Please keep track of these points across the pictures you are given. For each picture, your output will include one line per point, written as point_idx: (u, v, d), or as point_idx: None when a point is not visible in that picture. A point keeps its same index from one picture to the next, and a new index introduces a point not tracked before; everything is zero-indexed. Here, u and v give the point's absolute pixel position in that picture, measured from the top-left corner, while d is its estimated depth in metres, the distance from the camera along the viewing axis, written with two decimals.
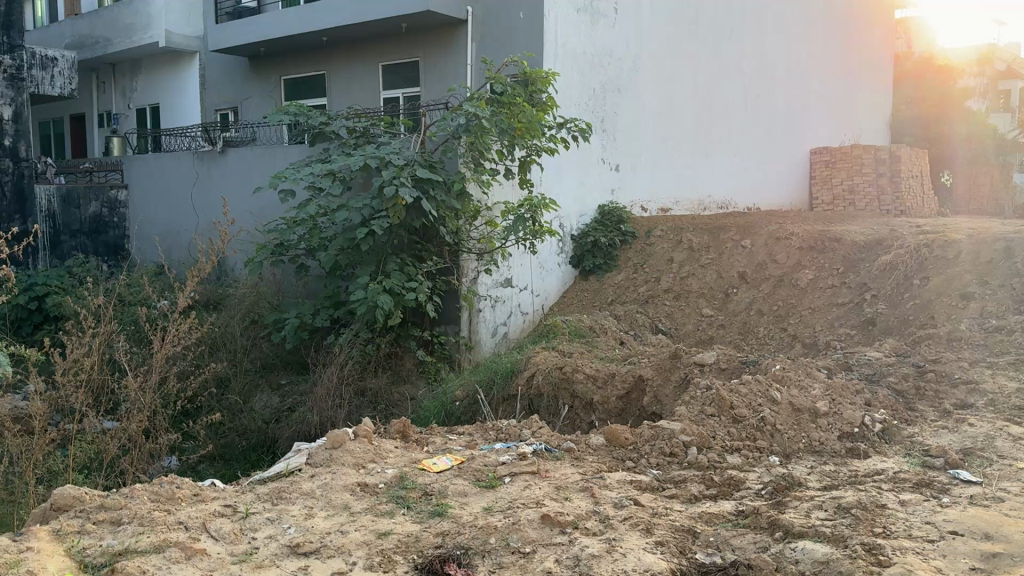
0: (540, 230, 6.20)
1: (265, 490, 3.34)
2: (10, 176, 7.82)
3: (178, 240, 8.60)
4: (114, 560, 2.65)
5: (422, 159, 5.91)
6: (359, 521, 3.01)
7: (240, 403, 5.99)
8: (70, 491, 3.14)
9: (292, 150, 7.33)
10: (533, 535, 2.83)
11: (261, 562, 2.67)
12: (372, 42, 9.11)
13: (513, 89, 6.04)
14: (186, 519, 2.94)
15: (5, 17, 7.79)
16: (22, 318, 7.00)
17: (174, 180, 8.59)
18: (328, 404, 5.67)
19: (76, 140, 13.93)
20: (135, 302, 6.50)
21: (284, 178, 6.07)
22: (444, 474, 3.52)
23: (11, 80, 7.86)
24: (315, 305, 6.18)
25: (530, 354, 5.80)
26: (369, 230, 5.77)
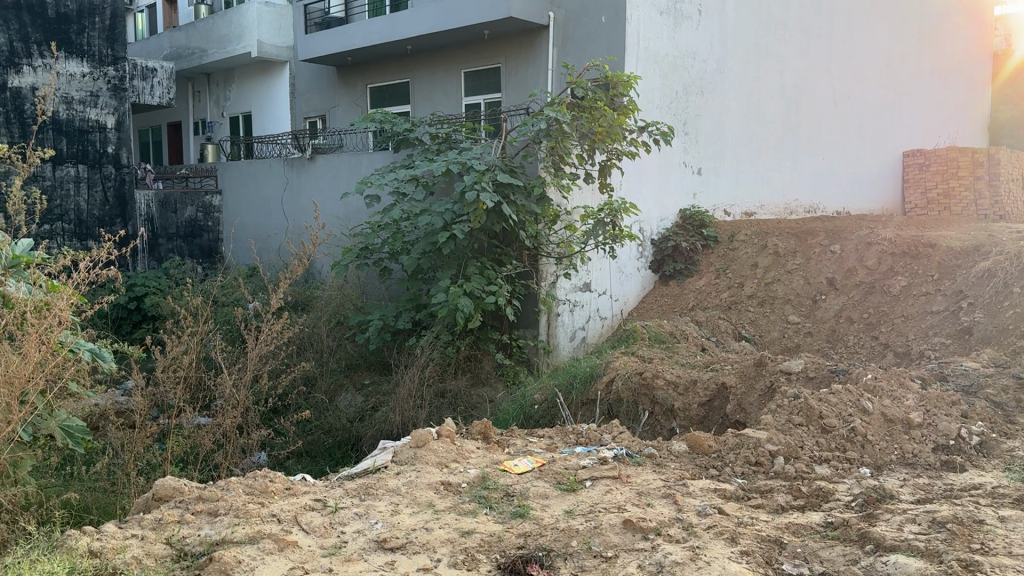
0: (620, 234, 6.15)
1: (352, 487, 3.43)
2: (113, 182, 8.21)
3: (269, 244, 8.92)
4: (211, 549, 2.75)
5: (503, 164, 5.96)
6: (443, 519, 3.06)
7: (326, 402, 6.15)
8: (170, 481, 3.31)
9: (376, 156, 7.51)
10: (615, 540, 2.82)
11: (350, 556, 2.74)
12: (455, 49, 9.26)
13: (594, 93, 6.04)
14: (278, 512, 3.05)
15: (110, 30, 8.16)
16: (122, 317, 7.36)
17: (265, 186, 8.90)
18: (410, 405, 5.75)
19: (172, 146, 14.61)
20: (228, 303, 6.77)
21: (369, 183, 6.22)
22: (525, 476, 3.54)
23: (115, 89, 8.21)
24: (397, 308, 6.31)
25: (609, 359, 5.79)
26: (450, 234, 5.86)
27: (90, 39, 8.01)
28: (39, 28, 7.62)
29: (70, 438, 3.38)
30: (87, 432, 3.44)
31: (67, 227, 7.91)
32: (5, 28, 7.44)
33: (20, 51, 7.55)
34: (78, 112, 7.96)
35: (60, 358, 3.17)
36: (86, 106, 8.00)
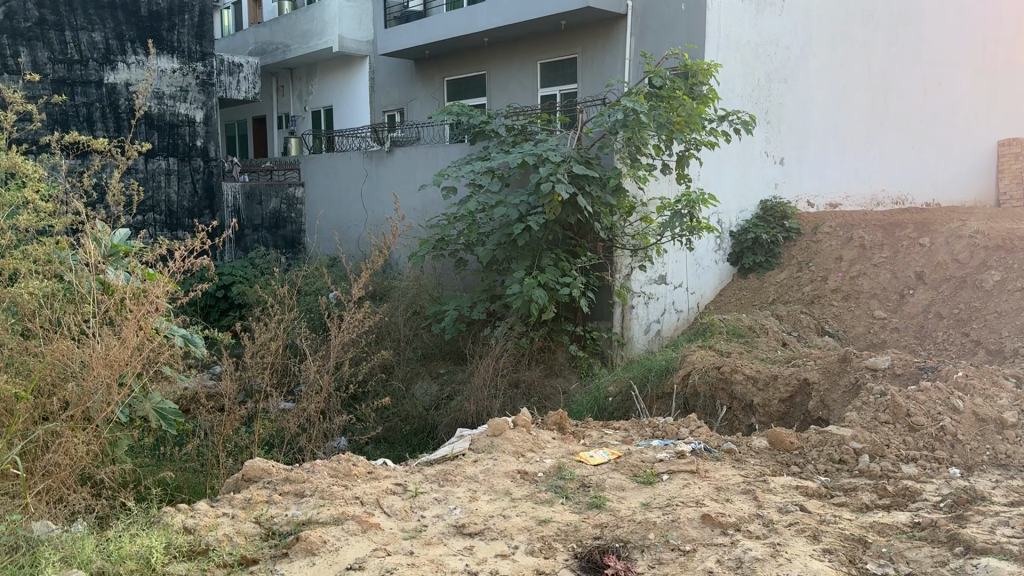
0: (698, 226, 6.06)
1: (431, 472, 3.51)
2: (201, 175, 8.52)
3: (349, 235, 9.13)
4: (298, 529, 2.85)
5: (579, 155, 5.95)
6: (520, 507, 3.09)
7: (403, 389, 6.25)
8: (259, 462, 3.45)
9: (453, 149, 7.59)
10: (694, 534, 2.80)
11: (430, 539, 2.80)
12: (532, 41, 9.29)
13: (672, 82, 5.96)
14: (361, 495, 3.14)
15: (198, 27, 8.42)
16: (211, 304, 7.64)
17: (345, 178, 9.10)
18: (484, 395, 5.76)
19: (258, 139, 15.08)
20: (311, 291, 6.97)
21: (446, 175, 6.30)
22: (601, 467, 3.55)
23: (203, 85, 8.49)
24: (472, 299, 6.37)
25: (686, 352, 5.73)
26: (525, 225, 5.88)
27: (181, 35, 8.28)
28: (133, 26, 7.93)
29: (163, 420, 3.53)
30: (179, 414, 3.59)
31: (159, 218, 8.24)
32: (101, 26, 7.75)
33: (115, 48, 7.85)
34: (169, 107, 8.26)
35: (156, 342, 3.30)
36: (176, 101, 8.30)
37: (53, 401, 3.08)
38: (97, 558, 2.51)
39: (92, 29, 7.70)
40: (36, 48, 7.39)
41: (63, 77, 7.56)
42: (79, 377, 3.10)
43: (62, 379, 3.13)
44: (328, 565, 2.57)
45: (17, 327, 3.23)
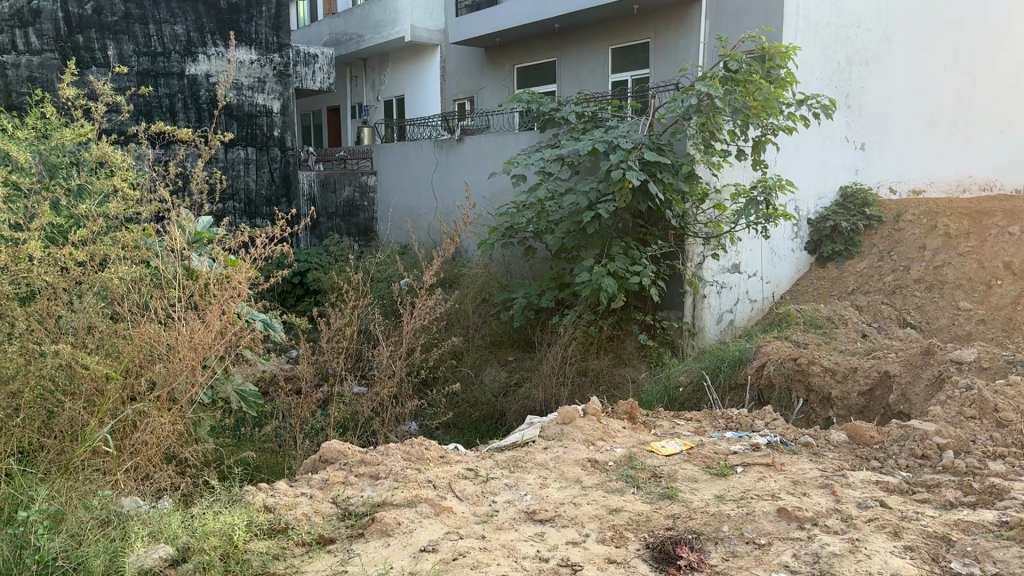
0: (774, 213, 5.92)
1: (501, 458, 3.53)
2: (278, 164, 8.72)
3: (419, 223, 9.22)
4: (374, 510, 2.90)
5: (651, 142, 5.87)
6: (591, 495, 3.09)
7: (472, 375, 6.29)
8: (335, 444, 3.54)
9: (523, 136, 7.58)
10: (769, 527, 2.75)
11: (501, 524, 2.82)
12: (603, 27, 9.72)
13: (749, 66, 5.83)
14: (434, 479, 3.18)
15: (275, 18, 8.53)
16: (287, 290, 7.83)
17: (417, 166, 9.20)
18: (554, 383, 5.79)
19: (332, 129, 15.40)
20: (383, 278, 7.09)
21: (516, 163, 6.31)
22: (673, 457, 3.52)
23: (280, 75, 8.63)
24: (541, 286, 6.38)
25: (761, 343, 5.61)
26: (595, 213, 5.85)
27: (258, 27, 8.43)
28: (213, 18, 8.11)
29: (244, 401, 3.69)
30: (259, 396, 3.74)
31: (238, 206, 8.47)
32: (183, 19, 7.94)
33: (196, 41, 8.05)
34: (247, 98, 8.44)
35: (237, 327, 3.40)
36: (255, 92, 8.47)
37: (141, 382, 3.19)
38: (183, 533, 2.60)
39: (174, 22, 7.90)
40: (122, 41, 7.63)
41: (147, 69, 7.80)
42: (165, 359, 3.20)
43: (149, 361, 3.23)
44: (402, 547, 2.61)
45: (107, 310, 3.35)
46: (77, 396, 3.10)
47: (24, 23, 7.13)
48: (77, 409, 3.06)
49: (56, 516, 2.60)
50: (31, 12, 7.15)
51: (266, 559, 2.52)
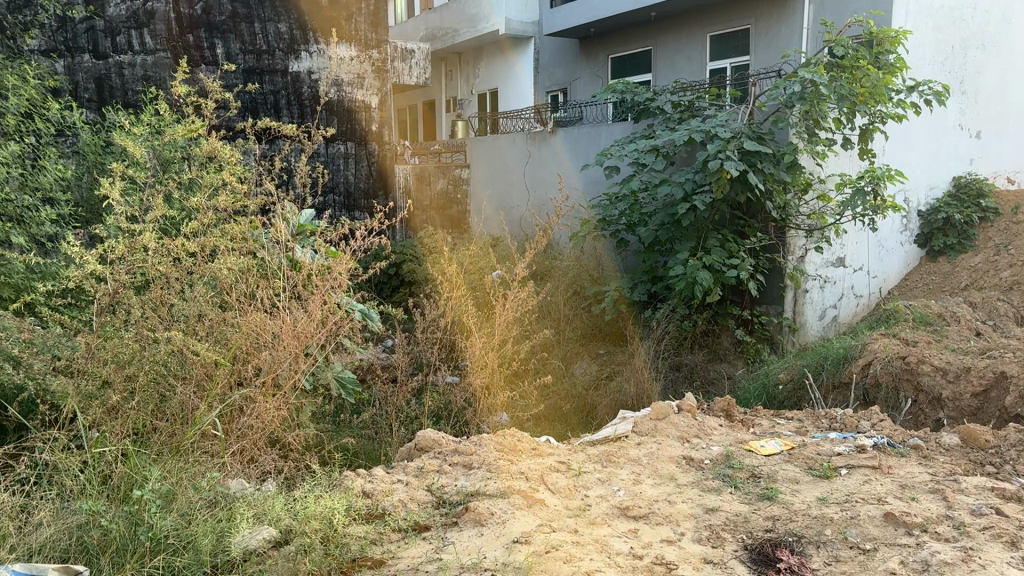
0: (883, 205, 5.66)
1: (593, 452, 3.52)
2: (376, 158, 8.93)
3: (512, 215, 9.23)
4: (467, 500, 2.93)
5: (751, 131, 5.69)
6: (686, 493, 3.03)
7: (563, 367, 6.18)
8: (431, 433, 3.63)
9: (616, 127, 7.49)
10: (875, 532, 2.64)
11: (594, 519, 2.80)
12: (699, 15, 10.02)
13: (856, 51, 5.59)
14: (526, 471, 3.19)
15: (374, 14, 8.69)
16: (384, 281, 8.00)
17: (511, 159, 9.24)
18: (645, 376, 5.54)
19: (427, 123, 15.73)
20: (476, 270, 7.17)
21: (609, 155, 6.27)
22: (773, 458, 3.42)
23: (377, 71, 8.80)
24: (633, 279, 6.31)
25: (867, 340, 5.39)
26: (691, 205, 5.74)
27: (358, 24, 8.60)
28: (315, 16, 8.31)
29: (343, 389, 3.85)
30: (357, 383, 3.90)
31: (338, 199, 8.69)
32: (286, 17, 8.17)
33: (299, 38, 8.27)
34: (347, 94, 8.62)
35: (338, 317, 3.49)
36: (354, 88, 8.64)
37: (248, 368, 3.32)
38: (286, 516, 2.70)
39: (278, 20, 8.14)
40: (229, 40, 7.93)
41: (252, 67, 8.08)
42: (271, 346, 3.31)
43: (255, 348, 3.35)
44: (495, 537, 2.63)
45: (217, 300, 3.52)
46: (188, 380, 3.24)
47: (139, 24, 7.48)
48: (188, 393, 3.19)
49: (167, 496, 2.66)
50: (146, 14, 7.49)
51: (364, 544, 2.58)
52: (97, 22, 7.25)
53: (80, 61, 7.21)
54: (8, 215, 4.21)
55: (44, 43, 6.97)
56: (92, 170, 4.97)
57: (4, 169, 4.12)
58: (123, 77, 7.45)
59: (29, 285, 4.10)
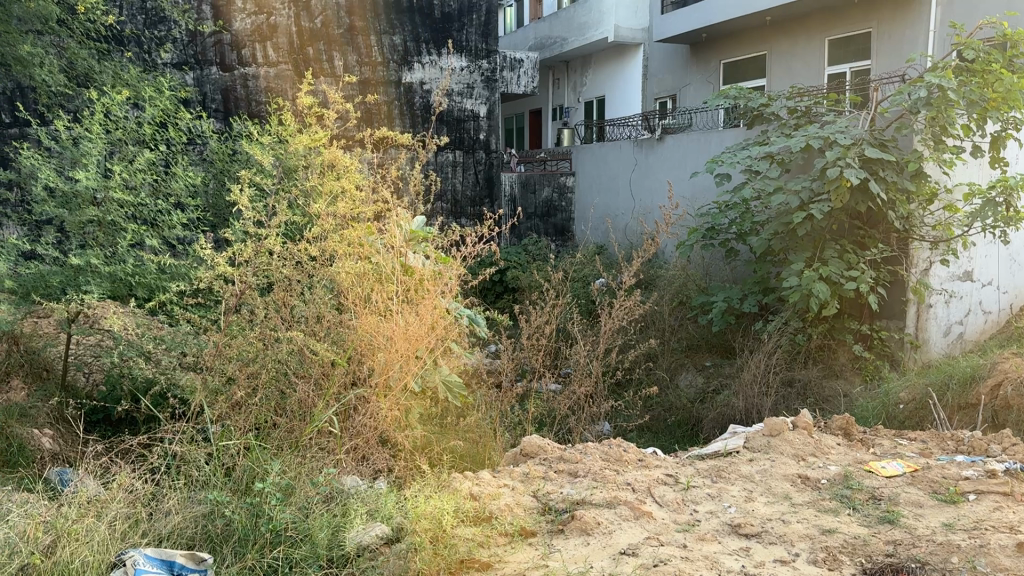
0: (1017, 216, 5.34)
1: (703, 467, 3.46)
2: (482, 166, 9.01)
3: (617, 223, 9.17)
4: (573, 508, 2.93)
5: (872, 138, 5.48)
6: (801, 513, 2.94)
7: (668, 379, 6.13)
8: (536, 439, 3.66)
9: (728, 134, 7.33)
10: (1006, 563, 2.48)
11: (704, 535, 2.74)
12: (818, 19, 9.75)
13: (987, 55, 5.30)
14: (633, 482, 3.16)
15: (485, 25, 8.84)
16: (488, 288, 8.09)
17: (618, 167, 9.22)
18: (755, 391, 5.39)
19: (533, 131, 15.92)
20: (580, 277, 7.18)
21: (720, 162, 6.17)
22: (894, 480, 3.27)
23: (487, 80, 8.96)
24: (744, 290, 6.12)
25: (997, 359, 5.09)
26: (808, 214, 5.56)
27: (469, 34, 8.77)
28: (428, 27, 8.52)
29: (450, 392, 3.96)
30: (463, 387, 3.99)
31: (446, 207, 8.84)
32: (401, 30, 8.42)
33: (412, 50, 8.51)
34: (457, 103, 8.80)
35: (448, 321, 3.58)
36: (464, 97, 8.81)
37: (363, 368, 3.41)
38: (398, 515, 2.77)
39: (393, 32, 8.40)
40: (346, 52, 8.22)
41: (367, 78, 8.35)
42: (384, 349, 3.37)
43: (369, 350, 3.42)
44: (602, 547, 2.61)
45: (334, 302, 3.65)
46: (308, 377, 3.37)
47: (263, 38, 7.83)
48: (308, 391, 3.32)
49: (286, 490, 2.77)
50: (270, 27, 7.88)
51: (472, 546, 2.61)
52: (224, 36, 7.68)
53: (208, 73, 7.66)
54: (142, 218, 4.47)
55: (176, 56, 7.47)
56: (219, 177, 5.21)
57: (140, 176, 4.41)
58: (247, 89, 7.83)
59: (161, 285, 4.32)
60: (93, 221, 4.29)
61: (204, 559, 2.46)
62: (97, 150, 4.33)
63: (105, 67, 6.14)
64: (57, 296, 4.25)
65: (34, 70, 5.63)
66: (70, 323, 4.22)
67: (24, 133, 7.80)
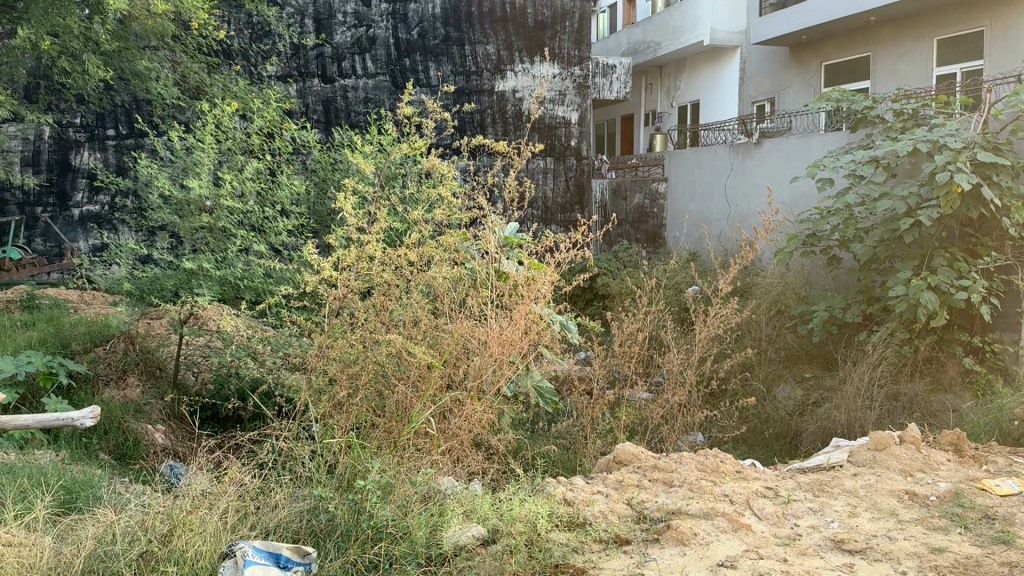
0: None
1: (804, 480, 3.38)
2: (574, 172, 8.98)
3: (713, 228, 9.03)
4: (669, 517, 2.91)
5: (985, 141, 5.25)
6: (908, 530, 2.83)
7: (764, 390, 5.99)
8: (630, 447, 3.66)
9: (830, 137, 7.14)
10: None
11: (805, 549, 2.68)
12: (927, 18, 9.36)
13: None
14: (731, 494, 3.12)
15: (578, 31, 8.70)
16: (578, 294, 8.09)
17: (713, 172, 9.09)
18: (858, 405, 5.18)
19: (625, 137, 15.86)
20: (674, 284, 7.11)
21: (823, 166, 6.00)
22: (1010, 498, 3.12)
23: (579, 87, 8.81)
24: (846, 299, 5.94)
25: None
26: (915, 220, 5.36)
27: (562, 42, 8.69)
28: (521, 36, 8.57)
29: (541, 398, 4.01)
30: (554, 393, 4.04)
31: (536, 213, 8.90)
32: (495, 39, 8.52)
33: (505, 58, 8.57)
34: (548, 110, 8.79)
35: (543, 327, 3.61)
36: (556, 104, 8.76)
37: (458, 372, 3.46)
38: (493, 518, 2.81)
39: (487, 42, 8.50)
40: (442, 62, 8.42)
41: (462, 87, 8.49)
42: (479, 353, 3.43)
43: (465, 354, 3.49)
44: (699, 558, 2.59)
45: (430, 307, 3.73)
46: (406, 379, 3.43)
47: (362, 51, 8.20)
48: (406, 392, 3.34)
49: (386, 487, 2.82)
50: (368, 40, 8.21)
51: (566, 551, 2.63)
52: (325, 48, 8.12)
53: (310, 85, 8.11)
54: (250, 224, 4.66)
55: (281, 69, 8.04)
56: (321, 184, 5.37)
57: (248, 184, 4.60)
58: (347, 100, 8.22)
59: (267, 289, 4.47)
60: (205, 227, 4.53)
61: (309, 553, 2.59)
62: (208, 160, 4.56)
63: (214, 79, 6.45)
64: (170, 297, 4.50)
65: (150, 83, 5.95)
66: (181, 325, 4.40)
67: (140, 143, 8.26)
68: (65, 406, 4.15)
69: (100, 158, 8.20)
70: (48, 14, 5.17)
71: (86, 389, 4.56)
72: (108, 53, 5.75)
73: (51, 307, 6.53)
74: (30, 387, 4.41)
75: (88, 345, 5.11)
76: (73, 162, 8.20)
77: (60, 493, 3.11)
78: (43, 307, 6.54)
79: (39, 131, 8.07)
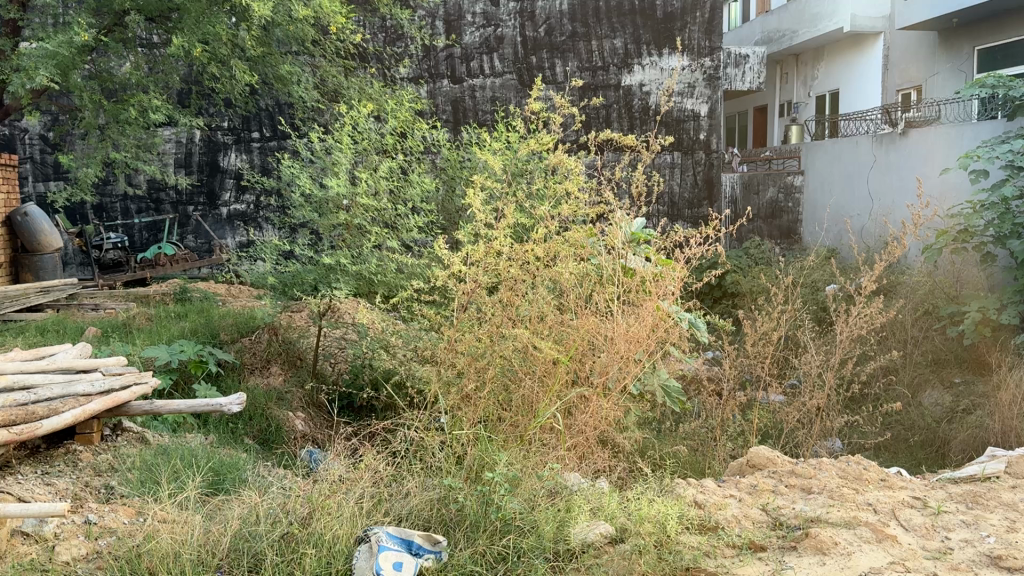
0: None
1: (956, 491, 3.15)
2: (703, 166, 8.74)
3: (855, 224, 8.62)
4: (807, 525, 2.78)
5: None
6: None
7: (908, 395, 5.65)
8: (764, 451, 3.52)
9: (984, 125, 6.68)
10: None
11: (958, 564, 2.50)
12: None
13: None
14: (875, 503, 2.95)
15: (708, 22, 8.46)
16: (706, 292, 7.91)
17: (855, 165, 8.67)
18: (1015, 413, 4.74)
19: (758, 129, 15.37)
20: (810, 282, 6.81)
21: (975, 157, 5.61)
22: None
23: (710, 78, 8.54)
24: (1002, 300, 5.51)
25: None
26: None
27: (692, 33, 8.47)
28: (649, 28, 8.42)
29: (668, 397, 3.94)
30: (681, 392, 3.96)
31: (662, 209, 8.73)
32: (622, 33, 8.42)
33: (633, 52, 8.45)
34: (678, 103, 8.59)
35: (672, 324, 3.53)
36: (685, 97, 8.55)
37: (584, 369, 3.43)
38: (621, 515, 2.78)
39: (614, 36, 8.42)
40: (568, 59, 8.43)
41: (588, 83, 8.45)
42: (606, 349, 3.38)
43: (591, 351, 3.46)
44: (840, 568, 2.46)
45: (557, 303, 3.71)
46: (532, 374, 3.42)
47: (490, 50, 8.34)
48: (532, 386, 3.36)
49: (514, 480, 2.84)
50: (496, 39, 8.34)
51: (698, 554, 2.56)
52: (455, 49, 8.31)
53: (440, 86, 8.34)
54: (383, 222, 4.79)
55: (412, 71, 8.31)
56: (450, 183, 5.47)
57: (381, 182, 4.73)
58: (475, 99, 8.39)
59: (399, 283, 4.58)
60: (341, 225, 4.69)
61: (439, 541, 2.62)
62: (346, 160, 4.74)
63: (351, 82, 6.73)
64: (310, 291, 4.70)
65: (292, 87, 6.26)
66: (320, 317, 4.59)
67: (282, 145, 8.71)
68: (214, 392, 4.42)
69: (246, 159, 8.72)
70: (200, 24, 5.50)
71: (233, 376, 4.84)
72: (255, 58, 6.11)
73: (202, 300, 6.98)
74: (183, 375, 4.71)
75: (236, 336, 5.41)
76: (222, 163, 8.73)
77: (209, 474, 3.30)
78: (195, 299, 7.02)
79: (191, 134, 8.63)
